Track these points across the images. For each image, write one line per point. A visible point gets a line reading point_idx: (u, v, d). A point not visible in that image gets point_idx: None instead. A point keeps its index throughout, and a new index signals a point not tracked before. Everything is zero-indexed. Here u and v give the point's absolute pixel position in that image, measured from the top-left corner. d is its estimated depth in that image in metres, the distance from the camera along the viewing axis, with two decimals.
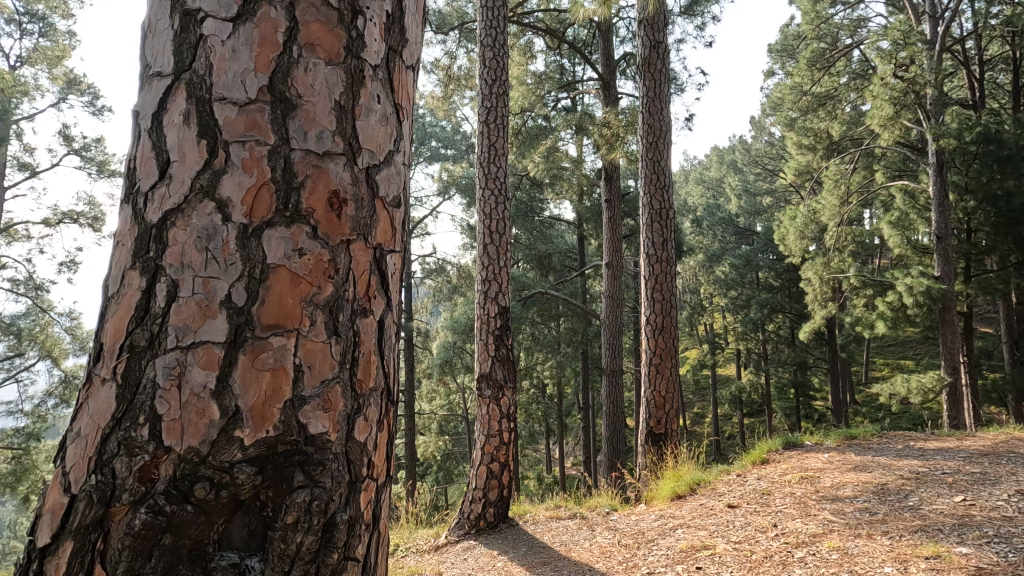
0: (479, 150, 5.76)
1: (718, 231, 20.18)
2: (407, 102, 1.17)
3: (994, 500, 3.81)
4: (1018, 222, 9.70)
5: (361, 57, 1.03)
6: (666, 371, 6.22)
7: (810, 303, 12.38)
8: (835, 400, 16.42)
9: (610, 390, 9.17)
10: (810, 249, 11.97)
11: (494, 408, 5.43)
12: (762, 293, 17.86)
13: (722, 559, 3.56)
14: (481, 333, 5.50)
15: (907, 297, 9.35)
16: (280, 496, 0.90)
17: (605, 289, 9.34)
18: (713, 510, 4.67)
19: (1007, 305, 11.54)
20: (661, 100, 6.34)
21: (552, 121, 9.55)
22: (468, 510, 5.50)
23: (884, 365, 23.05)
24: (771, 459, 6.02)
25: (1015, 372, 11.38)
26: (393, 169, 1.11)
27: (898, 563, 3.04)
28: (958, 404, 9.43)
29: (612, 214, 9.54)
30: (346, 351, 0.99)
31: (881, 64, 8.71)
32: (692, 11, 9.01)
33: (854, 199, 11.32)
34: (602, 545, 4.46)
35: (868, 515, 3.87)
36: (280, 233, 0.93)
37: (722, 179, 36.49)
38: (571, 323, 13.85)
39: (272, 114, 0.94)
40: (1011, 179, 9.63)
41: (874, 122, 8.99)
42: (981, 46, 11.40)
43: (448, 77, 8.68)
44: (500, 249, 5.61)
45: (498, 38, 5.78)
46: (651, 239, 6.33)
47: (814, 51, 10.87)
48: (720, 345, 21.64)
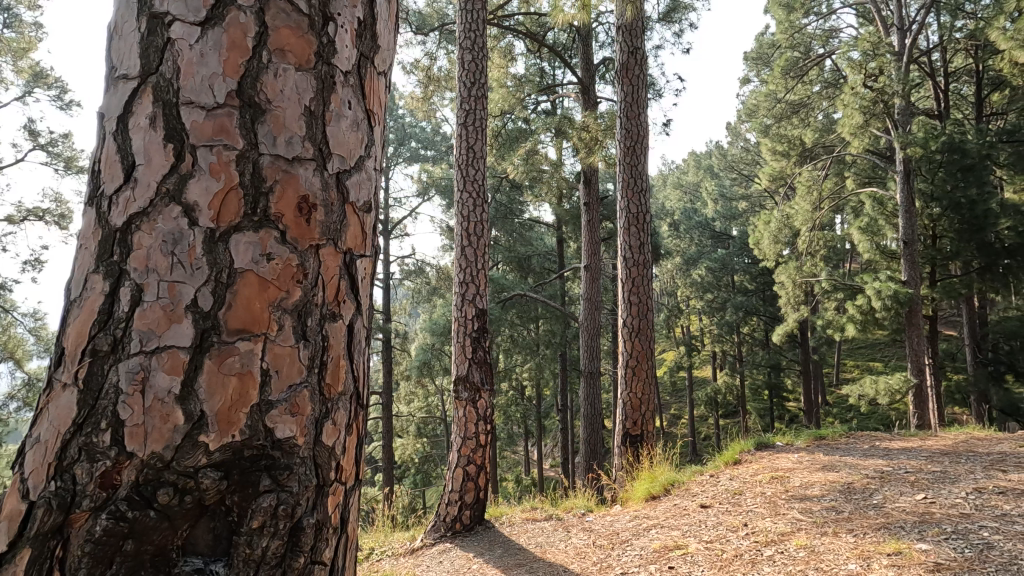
0: (457, 152, 5.75)
1: (695, 235, 20.50)
2: (378, 109, 1.18)
3: (951, 498, 3.95)
4: (981, 229, 10.15)
5: (332, 64, 1.04)
6: (642, 373, 6.29)
7: (783, 306, 12.64)
8: (807, 401, 16.77)
9: (588, 391, 9.23)
10: (783, 253, 12.25)
11: (471, 410, 5.43)
12: (737, 296, 18.20)
13: (694, 559, 3.63)
14: (458, 335, 5.50)
15: (876, 300, 9.63)
16: (245, 501, 0.91)
17: (584, 291, 9.42)
18: (686, 510, 4.76)
19: (971, 309, 11.93)
20: (640, 105, 6.44)
21: (532, 124, 9.62)
22: (444, 513, 5.48)
23: (854, 367, 23.66)
24: (743, 459, 6.15)
25: (977, 373, 11.82)
26: (364, 175, 1.12)
27: (862, 560, 3.14)
28: (923, 404, 9.71)
29: (591, 217, 9.65)
30: (315, 356, 0.99)
31: (852, 74, 9.02)
32: (670, 18, 9.16)
33: (825, 205, 11.64)
34: (578, 546, 4.50)
35: (834, 513, 3.98)
36: (248, 237, 0.93)
37: (698, 183, 37.03)
38: (550, 325, 14.05)
39: (241, 119, 0.94)
40: (973, 187, 10.05)
41: (845, 130, 9.19)
42: (946, 59, 11.82)
43: (428, 78, 8.68)
44: (478, 252, 5.61)
45: (477, 41, 5.79)
46: (628, 242, 6.41)
47: (788, 60, 11.11)
48: (696, 347, 21.94)
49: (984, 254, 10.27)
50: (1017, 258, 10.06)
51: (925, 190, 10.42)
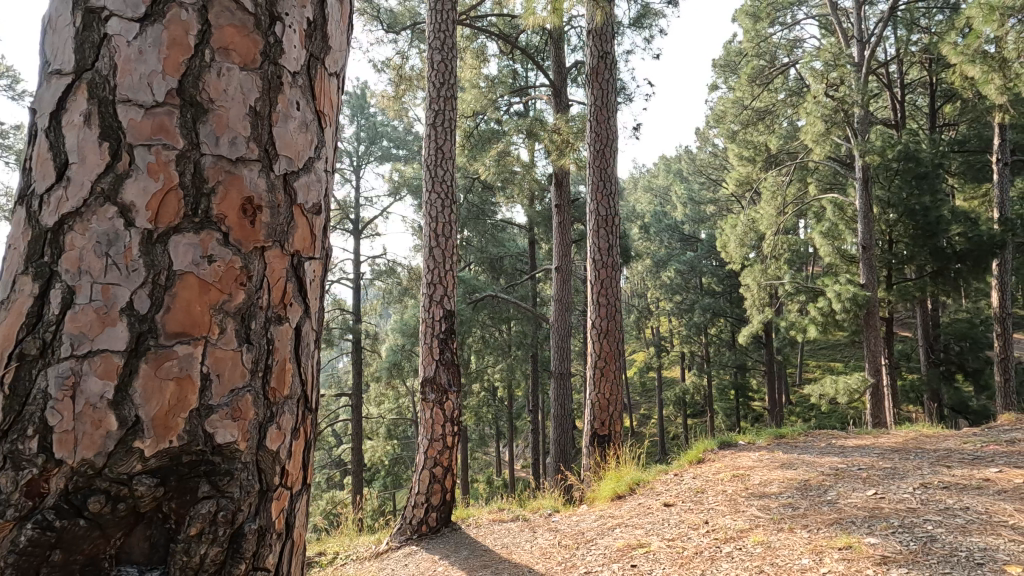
0: (425, 154, 5.73)
1: (664, 238, 20.85)
2: (329, 110, 1.17)
3: (901, 493, 4.11)
4: (933, 235, 10.55)
5: (279, 64, 1.03)
6: (610, 374, 6.36)
7: (749, 308, 12.94)
8: (772, 401, 17.20)
9: (558, 392, 9.28)
10: (749, 256, 12.57)
11: (438, 412, 5.40)
12: (705, 298, 18.61)
13: (655, 557, 3.70)
14: (426, 336, 5.47)
15: (836, 302, 9.99)
16: (183, 508, 0.89)
17: (556, 292, 9.47)
18: (650, 509, 4.83)
19: (925, 312, 12.42)
20: (609, 109, 6.52)
21: (504, 125, 9.65)
22: (410, 515, 5.45)
23: (816, 368, 24.37)
24: (706, 458, 6.27)
25: (930, 373, 12.30)
26: (314, 175, 1.12)
27: (814, 555, 3.24)
28: (879, 403, 10.07)
29: (562, 219, 9.75)
30: (259, 359, 0.98)
31: (815, 83, 9.33)
32: (641, 23, 9.32)
33: (789, 210, 11.98)
34: (543, 546, 4.53)
35: (790, 510, 4.09)
36: (188, 239, 0.91)
37: (667, 187, 37.67)
38: (521, 325, 14.10)
39: (182, 118, 0.92)
40: (927, 195, 10.55)
41: (807, 137, 9.51)
42: (902, 71, 12.31)
43: (399, 77, 8.64)
44: (446, 253, 5.60)
45: (447, 41, 5.77)
46: (597, 244, 6.47)
47: (754, 68, 11.46)
48: (665, 348, 22.32)
49: (937, 259, 10.61)
50: (967, 262, 10.39)
51: (882, 197, 10.85)
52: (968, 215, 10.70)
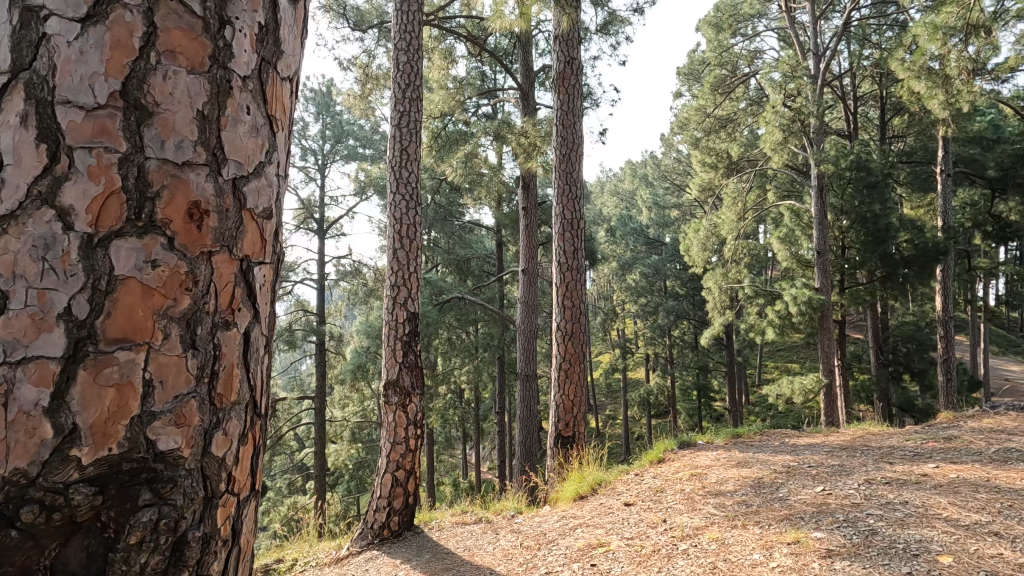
0: (390, 154, 5.69)
1: (629, 241, 21.20)
2: (281, 114, 1.18)
3: (847, 489, 4.30)
4: (882, 241, 11.06)
5: (228, 68, 1.03)
6: (574, 376, 6.44)
7: (710, 311, 13.27)
8: (732, 401, 17.68)
9: (524, 394, 9.32)
10: (711, 260, 12.90)
11: (401, 415, 5.36)
12: (669, 300, 19.04)
13: (614, 555, 3.77)
14: (389, 339, 5.43)
15: (793, 306, 10.40)
16: (123, 516, 0.88)
17: (522, 294, 9.52)
18: (611, 509, 4.92)
19: (875, 315, 12.98)
20: (574, 114, 6.61)
21: (472, 127, 9.66)
22: (372, 520, 5.39)
23: (774, 369, 25.17)
24: (666, 458, 6.41)
25: (880, 374, 12.87)
26: (264, 181, 1.12)
27: (765, 550, 3.36)
28: (832, 403, 10.47)
29: (529, 221, 9.82)
30: (205, 364, 0.98)
31: (773, 93, 9.68)
32: (607, 30, 9.48)
33: (748, 216, 12.36)
34: (505, 547, 4.55)
35: (744, 507, 4.23)
36: (131, 243, 0.90)
37: (633, 192, 38.29)
38: (488, 327, 14.14)
39: (125, 121, 0.91)
40: (876, 203, 11.06)
41: (767, 146, 9.79)
42: (855, 84, 12.87)
43: (366, 75, 8.56)
44: (410, 255, 5.57)
45: (413, 42, 5.74)
46: (562, 246, 6.54)
47: (716, 77, 11.81)
48: (630, 350, 22.69)
49: (886, 264, 11.11)
50: (914, 268, 10.92)
51: (836, 205, 11.30)
52: (914, 223, 11.25)
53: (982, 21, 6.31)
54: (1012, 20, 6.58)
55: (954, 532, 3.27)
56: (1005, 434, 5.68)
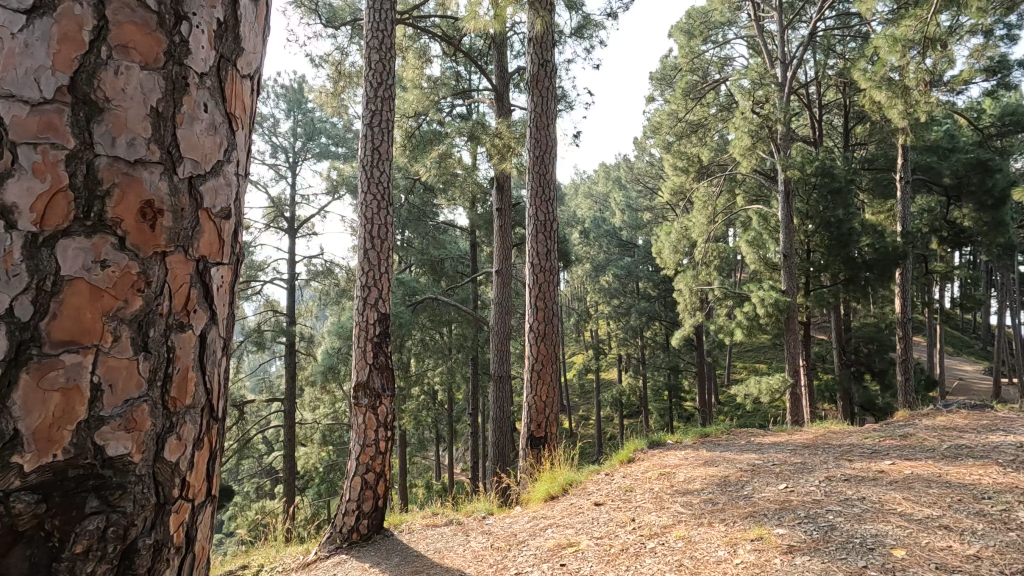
0: (362, 153, 5.62)
1: (603, 243, 21.37)
2: (241, 112, 1.16)
3: (808, 486, 4.43)
4: (845, 245, 11.42)
5: (184, 63, 1.01)
6: (546, 377, 6.47)
7: (681, 312, 13.50)
8: (702, 401, 17.99)
9: (498, 395, 9.32)
10: (682, 262, 13.12)
11: (371, 417, 5.30)
12: (641, 302, 19.31)
13: (583, 555, 3.80)
14: (359, 340, 5.36)
15: (760, 307, 10.67)
16: (68, 525, 0.85)
17: (496, 295, 9.52)
18: (581, 508, 4.96)
19: (839, 317, 13.39)
20: (548, 115, 6.64)
21: (446, 127, 9.62)
22: (341, 523, 5.33)
23: (743, 369, 25.74)
24: (636, 458, 6.50)
25: (843, 374, 13.28)
26: (223, 180, 1.11)
27: (730, 547, 3.44)
28: (798, 403, 10.76)
29: (503, 222, 9.83)
30: (157, 367, 0.96)
31: (742, 99, 9.91)
32: (581, 33, 9.56)
33: (718, 219, 12.62)
34: (476, 549, 4.54)
35: (710, 505, 4.32)
36: (78, 242, 0.86)
37: (607, 194, 38.67)
38: (462, 328, 14.11)
39: (73, 116, 0.87)
40: (840, 208, 11.41)
41: (736, 151, 10.01)
42: (820, 92, 13.25)
43: (338, 73, 8.45)
44: (382, 255, 5.51)
45: (385, 41, 5.69)
46: (536, 248, 6.57)
47: (688, 83, 12.04)
48: (603, 351, 22.90)
49: (849, 267, 11.46)
50: (875, 271, 11.28)
51: (802, 210, 11.62)
52: (875, 228, 11.65)
53: (939, 35, 6.58)
54: (966, 34, 6.85)
55: (907, 526, 3.39)
56: (957, 431, 5.92)
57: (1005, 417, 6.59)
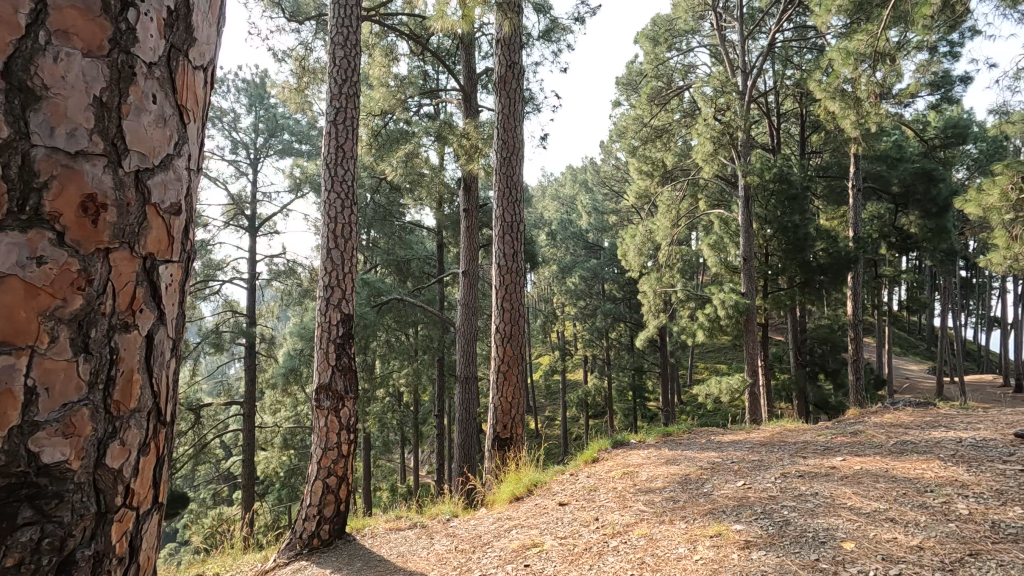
0: (325, 151, 5.51)
1: (569, 245, 21.51)
2: (192, 104, 1.12)
3: (764, 483, 4.56)
4: (801, 250, 11.83)
5: (131, 52, 0.97)
6: (512, 378, 6.46)
7: (646, 313, 13.73)
8: (665, 401, 18.33)
9: (464, 396, 9.29)
10: (646, 264, 13.36)
11: (333, 420, 5.20)
12: (606, 304, 19.57)
13: (547, 555, 3.82)
14: (321, 341, 5.25)
15: (721, 309, 10.96)
16: None
17: (463, 296, 9.49)
18: (545, 509, 4.99)
19: (795, 319, 13.86)
20: (515, 118, 6.65)
21: (413, 126, 9.51)
22: (301, 529, 5.20)
23: (705, 369, 26.35)
24: (600, 458, 6.58)
25: (799, 374, 13.75)
26: (172, 175, 1.07)
27: (690, 544, 3.51)
28: (756, 401, 11.09)
29: (470, 222, 9.81)
30: (99, 369, 0.91)
31: (705, 106, 10.16)
32: (549, 37, 9.63)
33: (682, 223, 12.88)
34: (440, 552, 4.51)
35: (671, 503, 4.40)
36: (12, 238, 0.80)
37: (574, 197, 39.04)
38: (428, 330, 13.99)
39: (7, 104, 0.82)
40: (797, 214, 11.79)
41: (699, 156, 10.26)
42: (778, 102, 13.71)
43: (302, 68, 8.28)
44: (345, 255, 5.41)
45: (350, 37, 5.60)
46: (502, 249, 6.56)
47: (653, 89, 12.28)
48: (569, 352, 23.09)
49: (805, 271, 11.87)
50: (829, 275, 11.70)
51: (761, 214, 12.00)
52: (829, 233, 12.12)
53: (887, 50, 6.88)
54: (913, 50, 7.16)
55: (857, 519, 3.53)
56: (903, 428, 6.20)
57: (946, 414, 6.96)
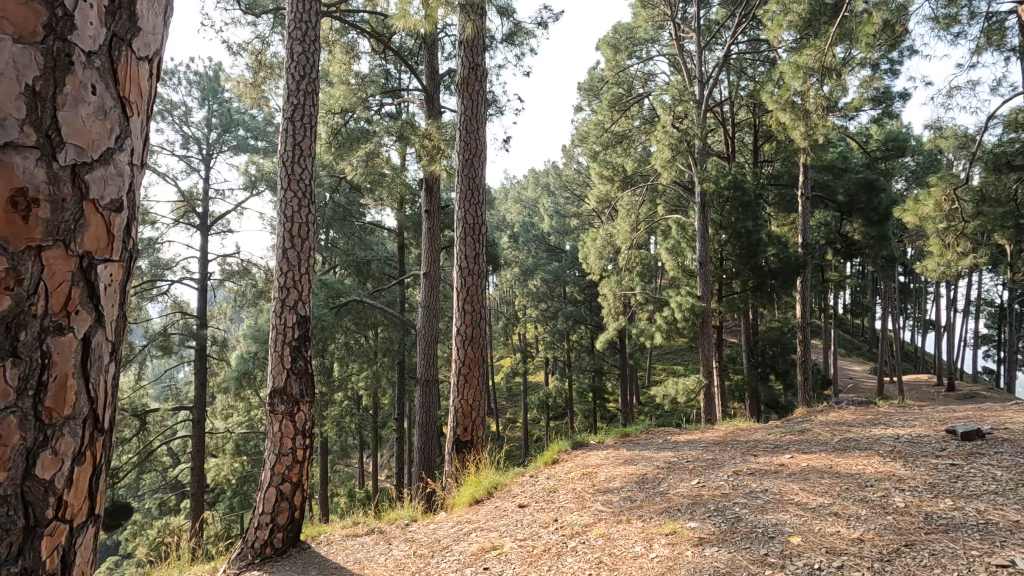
0: (282, 149, 5.36)
1: (531, 248, 21.57)
2: (137, 97, 1.07)
3: (718, 481, 4.70)
4: (754, 255, 12.26)
5: (69, 40, 0.92)
6: (473, 380, 6.44)
7: (606, 316, 13.93)
8: (625, 403, 18.63)
9: (424, 399, 9.20)
10: (607, 268, 13.57)
11: (287, 425, 5.06)
12: (568, 306, 19.77)
13: (507, 557, 3.82)
14: (276, 344, 5.10)
15: (678, 312, 11.23)
16: None
17: (424, 298, 9.39)
18: (505, 511, 5.00)
19: (748, 321, 14.35)
20: (478, 120, 6.65)
21: (374, 126, 9.36)
22: (253, 538, 5.03)
23: (662, 371, 26.96)
24: (560, 459, 6.63)
25: (751, 374, 14.24)
26: (113, 169, 1.01)
27: (646, 542, 3.58)
28: (711, 401, 11.42)
29: (431, 224, 9.73)
30: (29, 374, 0.86)
31: (664, 114, 10.42)
32: (512, 41, 9.68)
33: (641, 227, 13.14)
34: (398, 557, 4.45)
35: (629, 502, 4.48)
36: None
37: (536, 200, 39.27)
38: (388, 332, 13.79)
39: None
40: (750, 220, 12.20)
41: (658, 162, 10.50)
42: (733, 111, 14.18)
43: (259, 63, 8.05)
44: (302, 255, 5.28)
45: (309, 33, 5.48)
46: (464, 251, 6.53)
47: (614, 95, 12.52)
48: (531, 354, 23.22)
49: (757, 275, 12.31)
50: (779, 279, 12.15)
51: (716, 220, 12.38)
52: (780, 239, 12.60)
53: (834, 65, 7.22)
54: (857, 66, 7.54)
55: (803, 514, 3.68)
56: (846, 426, 6.50)
57: (885, 412, 7.34)
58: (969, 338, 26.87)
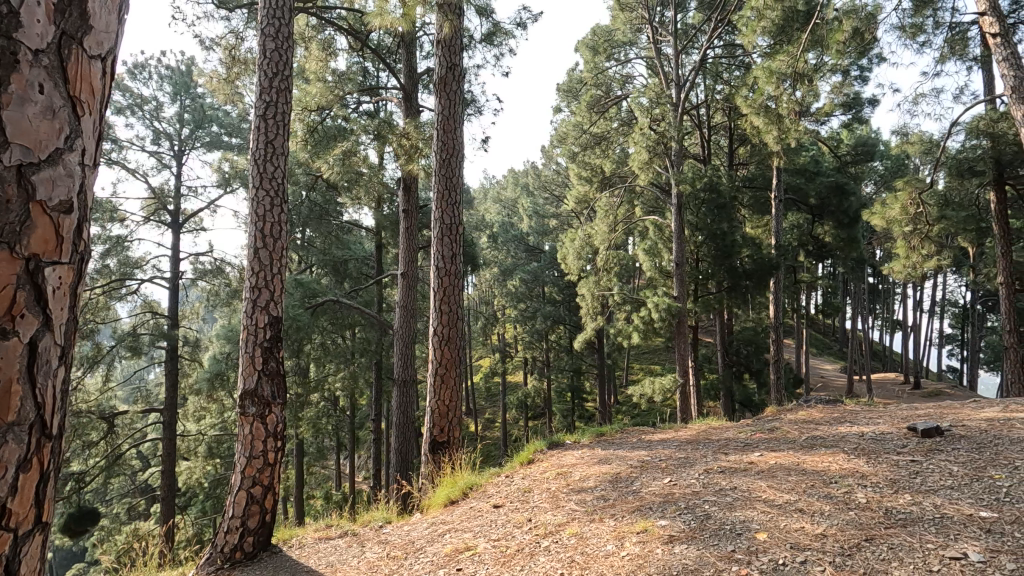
0: (254, 146, 5.28)
1: (510, 248, 21.53)
2: (89, 96, 1.05)
3: (688, 479, 4.77)
4: (728, 256, 12.46)
5: (13, 38, 0.90)
6: (449, 381, 6.42)
7: (584, 316, 13.99)
8: (603, 402, 18.76)
9: (401, 400, 9.13)
10: (585, 268, 13.65)
11: (259, 427, 4.98)
12: (546, 306, 19.81)
13: (480, 558, 3.82)
14: (247, 345, 5.02)
15: (654, 312, 11.32)
16: None
17: (400, 298, 9.31)
18: (479, 511, 5.00)
19: (723, 321, 14.57)
20: (455, 120, 6.62)
21: (350, 123, 9.24)
22: (223, 542, 4.93)
23: (639, 371, 27.22)
24: (535, 459, 6.65)
25: (726, 373, 14.47)
26: (62, 170, 0.99)
27: (617, 540, 3.62)
28: (686, 401, 11.57)
29: (408, 223, 9.64)
30: None
31: (641, 115, 10.52)
32: (491, 40, 9.68)
33: (619, 228, 13.24)
34: (370, 560, 4.42)
35: (601, 502, 4.52)
36: None
37: (514, 200, 39.26)
38: (365, 332, 13.65)
39: None
40: (724, 222, 12.39)
41: (636, 164, 10.58)
42: (709, 115, 14.39)
43: (232, 58, 7.88)
44: (274, 255, 5.20)
45: (282, 29, 5.39)
46: (441, 252, 6.50)
47: (592, 97, 12.61)
48: (509, 354, 23.19)
49: (731, 276, 12.50)
50: (753, 280, 12.36)
51: (692, 222, 12.54)
52: (754, 241, 12.82)
53: (806, 71, 7.38)
54: (828, 72, 7.72)
55: (770, 511, 3.76)
56: (814, 424, 6.65)
57: (853, 409, 7.54)
58: (934, 337, 27.71)
